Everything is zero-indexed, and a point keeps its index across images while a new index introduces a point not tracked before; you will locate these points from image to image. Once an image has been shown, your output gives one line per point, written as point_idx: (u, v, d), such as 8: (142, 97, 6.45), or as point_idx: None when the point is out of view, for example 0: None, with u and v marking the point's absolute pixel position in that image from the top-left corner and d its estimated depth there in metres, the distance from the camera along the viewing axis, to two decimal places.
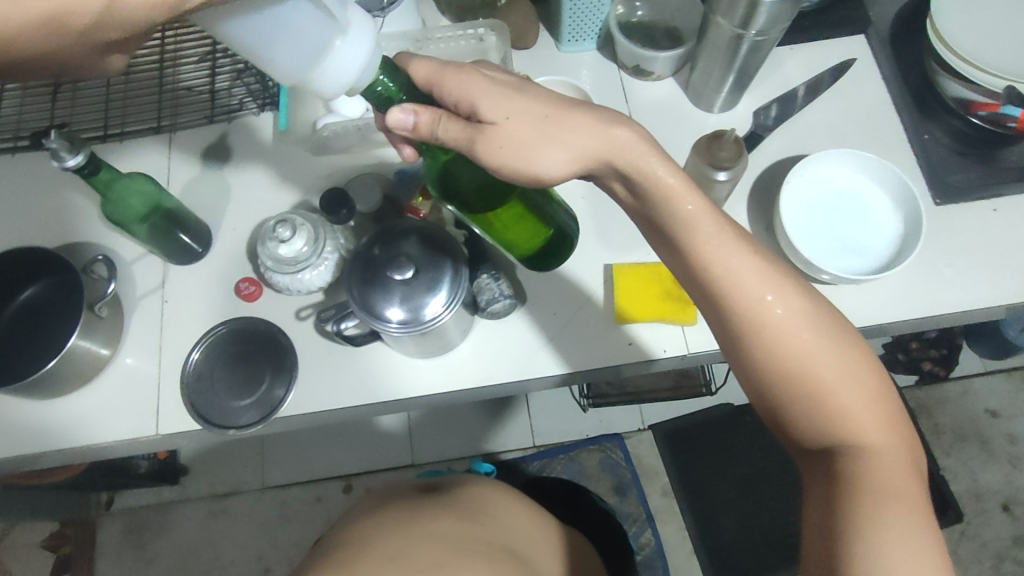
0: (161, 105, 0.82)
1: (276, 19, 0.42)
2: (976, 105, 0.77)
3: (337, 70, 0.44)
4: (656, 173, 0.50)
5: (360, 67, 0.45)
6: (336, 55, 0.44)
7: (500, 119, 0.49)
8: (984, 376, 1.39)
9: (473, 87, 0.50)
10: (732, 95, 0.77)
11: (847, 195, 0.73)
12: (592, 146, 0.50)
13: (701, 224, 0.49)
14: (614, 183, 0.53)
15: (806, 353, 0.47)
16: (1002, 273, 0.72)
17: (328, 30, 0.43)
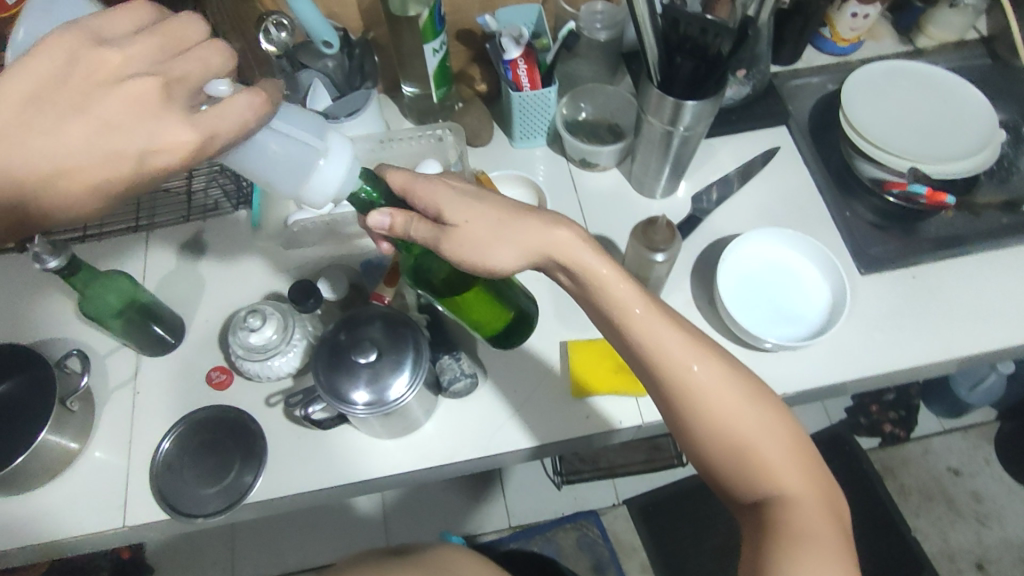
0: (139, 206, 0.87)
1: (267, 150, 0.50)
2: (888, 184, 0.86)
3: (321, 187, 0.50)
4: (592, 265, 0.55)
5: (341, 181, 0.51)
6: (314, 174, 0.49)
7: (460, 223, 0.54)
8: (943, 435, 1.43)
9: (442, 195, 0.55)
10: (670, 182, 0.85)
11: (779, 268, 0.80)
12: (531, 245, 0.55)
13: (633, 303, 0.54)
14: (558, 274, 0.58)
15: (730, 415, 0.52)
16: (925, 334, 0.78)
17: (307, 154, 0.49)
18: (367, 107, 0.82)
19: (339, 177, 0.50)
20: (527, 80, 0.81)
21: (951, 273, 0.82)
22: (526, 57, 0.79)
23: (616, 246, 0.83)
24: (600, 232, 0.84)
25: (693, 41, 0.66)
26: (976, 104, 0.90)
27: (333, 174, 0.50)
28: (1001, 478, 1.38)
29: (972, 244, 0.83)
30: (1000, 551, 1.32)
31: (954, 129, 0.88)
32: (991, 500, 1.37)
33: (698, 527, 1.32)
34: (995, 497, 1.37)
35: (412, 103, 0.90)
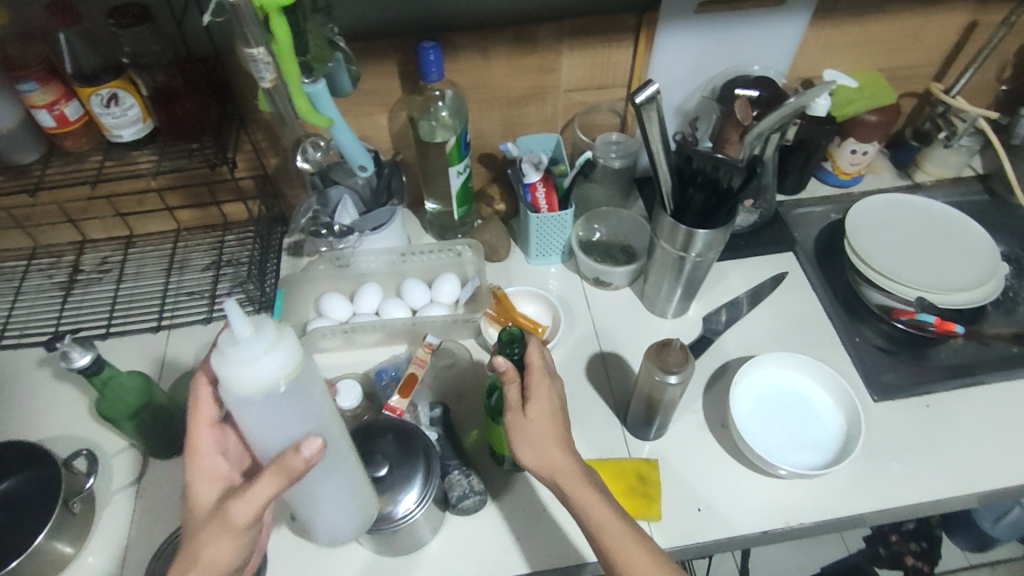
0: (163, 305, 0.89)
1: (267, 438, 0.52)
2: (896, 311, 0.88)
3: (255, 387, 0.47)
4: (586, 496, 0.57)
5: (249, 339, 0.46)
6: (250, 387, 0.47)
7: (528, 416, 0.59)
8: (969, 571, 1.37)
9: (547, 396, 0.61)
10: (682, 302, 0.87)
11: (793, 393, 0.80)
12: (549, 466, 0.58)
13: (621, 532, 0.57)
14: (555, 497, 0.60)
15: None
16: (945, 466, 0.76)
17: (241, 405, 0.48)
18: (391, 222, 0.87)
19: (246, 335, 0.46)
20: (545, 202, 0.86)
21: (965, 403, 0.82)
22: (544, 181, 0.85)
23: (629, 364, 0.84)
24: (612, 350, 0.85)
25: (706, 175, 0.72)
26: (978, 238, 0.93)
27: (235, 337, 0.46)
28: None
29: (983, 374, 0.83)
30: None
31: (958, 261, 0.91)
32: None
33: None
34: None
35: (434, 219, 0.95)
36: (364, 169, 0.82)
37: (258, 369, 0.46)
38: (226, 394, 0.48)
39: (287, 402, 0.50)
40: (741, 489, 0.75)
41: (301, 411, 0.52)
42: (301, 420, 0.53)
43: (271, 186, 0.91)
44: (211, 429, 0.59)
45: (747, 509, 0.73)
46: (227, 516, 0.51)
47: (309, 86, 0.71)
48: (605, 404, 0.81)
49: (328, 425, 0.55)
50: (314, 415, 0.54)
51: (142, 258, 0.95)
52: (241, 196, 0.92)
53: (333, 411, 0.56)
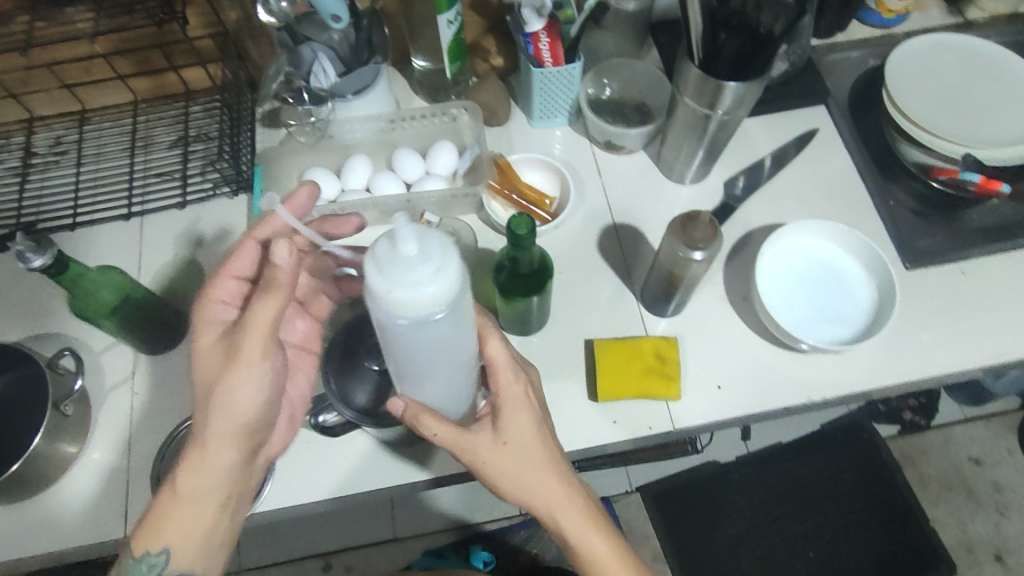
0: (131, 189, 0.81)
1: (418, 346, 0.49)
2: (935, 170, 0.80)
3: (416, 302, 0.42)
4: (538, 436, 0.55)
5: (413, 259, 0.41)
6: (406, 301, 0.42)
7: (500, 443, 0.54)
8: (965, 423, 1.40)
9: (521, 395, 0.55)
10: (703, 167, 0.79)
11: (821, 264, 0.74)
12: (515, 485, 0.54)
13: (572, 521, 0.55)
14: (481, 434, 0.54)
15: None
16: (976, 334, 0.73)
17: (389, 319, 0.45)
18: (373, 85, 0.77)
19: (410, 253, 0.41)
20: (549, 55, 0.74)
21: (1001, 268, 0.77)
22: (548, 29, 0.72)
23: (646, 237, 0.78)
24: (627, 221, 0.79)
25: (740, 16, 0.61)
26: None
27: (408, 258, 0.41)
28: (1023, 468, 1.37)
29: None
30: (1019, 543, 1.31)
31: (1008, 111, 0.82)
32: (1012, 490, 1.35)
33: (711, 517, 1.32)
34: (1015, 488, 1.35)
35: (423, 79, 0.84)
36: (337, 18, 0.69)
37: (418, 291, 0.42)
38: (380, 310, 0.45)
39: (433, 325, 0.46)
40: (765, 365, 0.71)
41: (452, 328, 0.48)
42: (449, 338, 0.49)
43: (232, 44, 0.80)
44: (272, 310, 0.53)
45: (771, 385, 0.70)
46: (231, 431, 0.54)
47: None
48: (620, 279, 0.76)
49: (461, 349, 0.52)
50: (448, 341, 0.50)
51: (101, 134, 0.84)
52: (200, 59, 0.81)
53: (471, 330, 0.52)
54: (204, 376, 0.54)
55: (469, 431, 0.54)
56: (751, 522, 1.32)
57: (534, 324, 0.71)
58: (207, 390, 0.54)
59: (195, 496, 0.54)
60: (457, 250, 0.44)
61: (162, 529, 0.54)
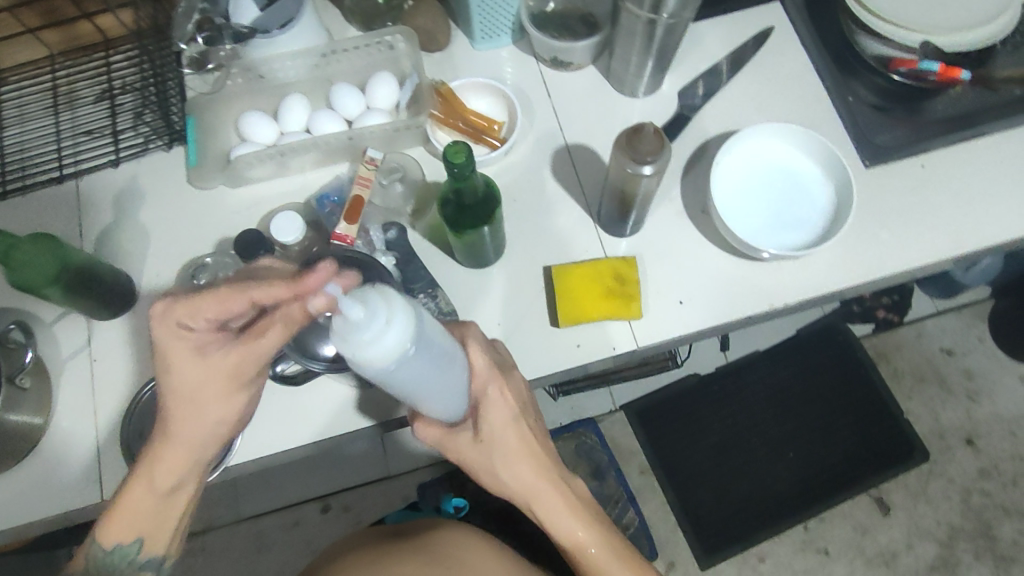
0: (61, 150, 0.77)
1: (420, 388, 0.51)
2: (894, 61, 0.77)
3: (381, 353, 0.44)
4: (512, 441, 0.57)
5: (362, 320, 0.43)
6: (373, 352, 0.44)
7: (478, 443, 0.57)
8: (937, 316, 1.43)
9: (501, 400, 0.57)
10: (655, 77, 0.76)
11: (778, 169, 0.73)
12: (494, 481, 0.58)
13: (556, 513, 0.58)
14: (460, 433, 0.58)
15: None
16: (936, 227, 0.72)
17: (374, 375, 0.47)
18: (300, 15, 0.73)
19: (358, 316, 0.43)
20: None
21: (961, 157, 0.76)
22: None
23: (601, 157, 0.76)
24: (580, 141, 0.76)
25: None
26: None
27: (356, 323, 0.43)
28: (993, 354, 1.40)
29: (985, 124, 0.76)
30: (990, 425, 1.36)
31: None
32: (982, 376, 1.39)
33: (694, 427, 1.35)
34: (986, 374, 1.39)
35: (355, 5, 0.79)
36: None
37: (376, 343, 0.44)
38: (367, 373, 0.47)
39: (398, 377, 0.47)
40: (726, 276, 0.71)
41: (434, 363, 0.49)
42: (437, 370, 0.50)
43: None
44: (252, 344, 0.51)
45: (733, 296, 0.70)
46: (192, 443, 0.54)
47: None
48: (576, 202, 0.74)
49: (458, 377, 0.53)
50: (443, 369, 0.51)
51: (20, 95, 0.79)
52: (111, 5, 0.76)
53: (456, 351, 0.53)
54: (193, 388, 0.52)
55: (452, 431, 0.58)
56: (733, 428, 1.35)
57: (491, 255, 0.70)
58: (192, 403, 0.52)
59: (168, 494, 0.55)
60: (406, 304, 0.46)
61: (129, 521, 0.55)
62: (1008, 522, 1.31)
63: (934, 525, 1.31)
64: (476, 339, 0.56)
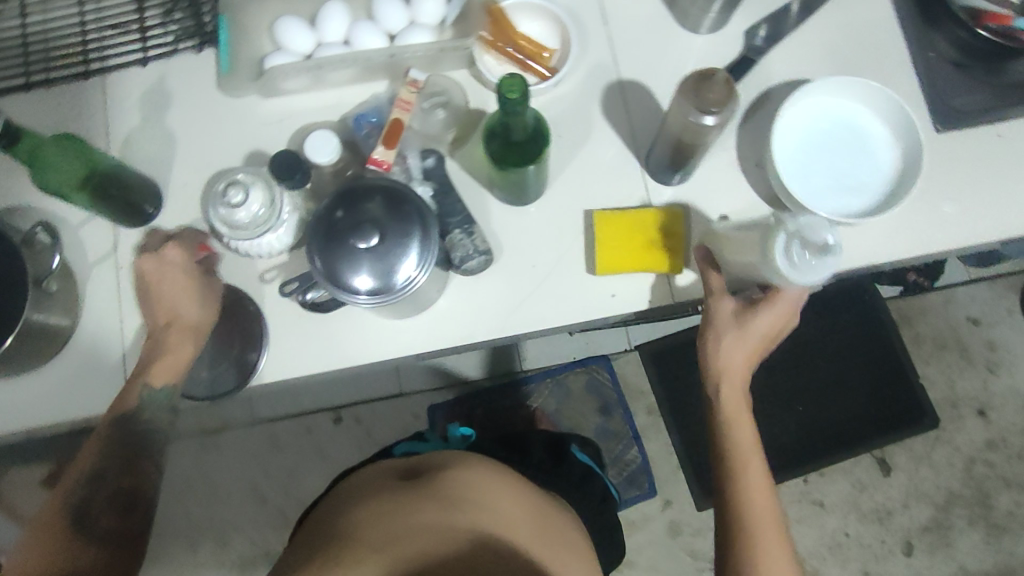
0: (85, 44, 0.73)
1: (736, 266, 0.64)
2: (987, 16, 0.70)
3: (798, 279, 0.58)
4: (761, 330, 0.63)
5: (809, 265, 0.57)
6: (794, 276, 0.58)
7: (739, 327, 0.63)
8: (969, 285, 1.39)
9: (765, 327, 0.63)
10: (723, 13, 0.70)
11: (845, 127, 0.68)
12: (724, 356, 0.65)
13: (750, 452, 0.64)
14: (728, 305, 0.64)
15: (761, 521, 0.62)
16: (1003, 204, 0.68)
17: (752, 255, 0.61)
18: None
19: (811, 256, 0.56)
20: None
21: None
22: None
23: (654, 96, 0.71)
24: (634, 77, 0.71)
25: None
26: None
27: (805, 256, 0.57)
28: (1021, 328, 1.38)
29: None
30: (1004, 399, 1.36)
31: None
32: (1005, 349, 1.37)
33: None
34: (1009, 346, 1.38)
35: None
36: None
37: (810, 286, 0.59)
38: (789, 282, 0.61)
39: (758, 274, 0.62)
40: None
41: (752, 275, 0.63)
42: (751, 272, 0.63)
43: None
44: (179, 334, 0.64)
45: None
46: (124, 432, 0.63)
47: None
48: (624, 143, 0.70)
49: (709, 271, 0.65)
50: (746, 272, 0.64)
51: None
52: None
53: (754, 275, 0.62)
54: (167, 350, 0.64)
55: (719, 297, 0.64)
56: (749, 378, 1.35)
57: (534, 192, 0.67)
58: (175, 359, 0.64)
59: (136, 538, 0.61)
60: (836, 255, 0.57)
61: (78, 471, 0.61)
62: (1006, 493, 1.33)
63: (932, 489, 1.34)
64: (801, 282, 0.60)
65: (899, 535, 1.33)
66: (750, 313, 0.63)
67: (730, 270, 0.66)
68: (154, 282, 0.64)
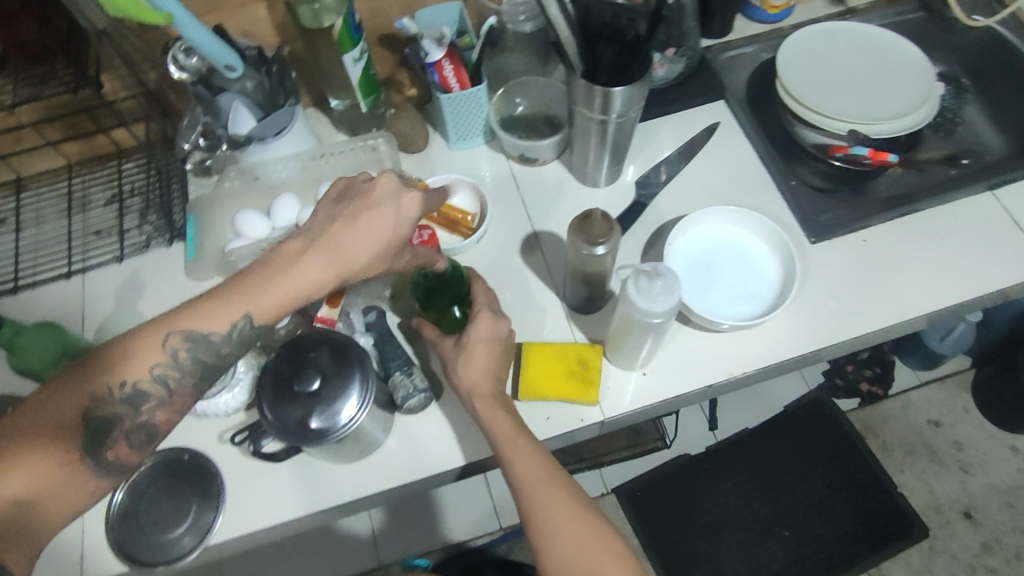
0: (71, 249, 0.84)
1: (633, 339, 0.69)
2: (832, 149, 0.86)
3: (645, 308, 0.60)
4: (476, 349, 0.66)
5: (650, 289, 0.60)
6: (636, 302, 0.61)
7: (458, 349, 0.67)
8: (920, 388, 1.45)
9: (481, 336, 0.67)
10: (612, 169, 0.83)
11: (729, 247, 0.79)
12: (470, 386, 0.65)
13: (575, 567, 0.55)
14: (444, 342, 0.69)
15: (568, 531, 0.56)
16: (881, 297, 0.77)
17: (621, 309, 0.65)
18: (292, 125, 0.81)
19: (649, 283, 0.60)
20: (455, 80, 0.79)
21: (901, 233, 0.82)
22: (450, 57, 0.77)
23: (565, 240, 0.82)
24: (546, 228, 0.83)
25: (611, 28, 0.64)
26: (908, 59, 0.90)
27: (647, 288, 0.60)
28: (981, 425, 1.41)
29: (920, 201, 0.82)
30: (986, 498, 1.35)
31: (893, 88, 0.88)
32: (972, 447, 1.40)
33: (685, 506, 1.35)
34: (976, 445, 1.40)
35: (342, 115, 0.87)
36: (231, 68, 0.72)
37: (665, 314, 0.61)
38: (657, 328, 0.65)
39: (652, 327, 0.63)
40: (687, 350, 0.75)
41: (648, 336, 0.66)
42: (647, 343, 0.69)
43: (157, 103, 0.84)
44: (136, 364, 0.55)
45: (694, 367, 0.74)
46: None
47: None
48: (544, 282, 0.79)
49: (635, 339, 0.68)
50: (649, 341, 0.68)
51: (37, 200, 0.87)
52: (125, 118, 0.84)
53: (645, 334, 0.66)
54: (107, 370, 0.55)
55: (441, 338, 0.69)
56: (726, 507, 1.34)
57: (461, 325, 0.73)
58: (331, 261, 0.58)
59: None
60: (670, 274, 0.61)
61: (218, 313, 0.56)
62: None
63: None
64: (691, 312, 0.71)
65: None
66: (465, 342, 0.67)
67: (633, 349, 0.70)
68: (358, 208, 0.59)
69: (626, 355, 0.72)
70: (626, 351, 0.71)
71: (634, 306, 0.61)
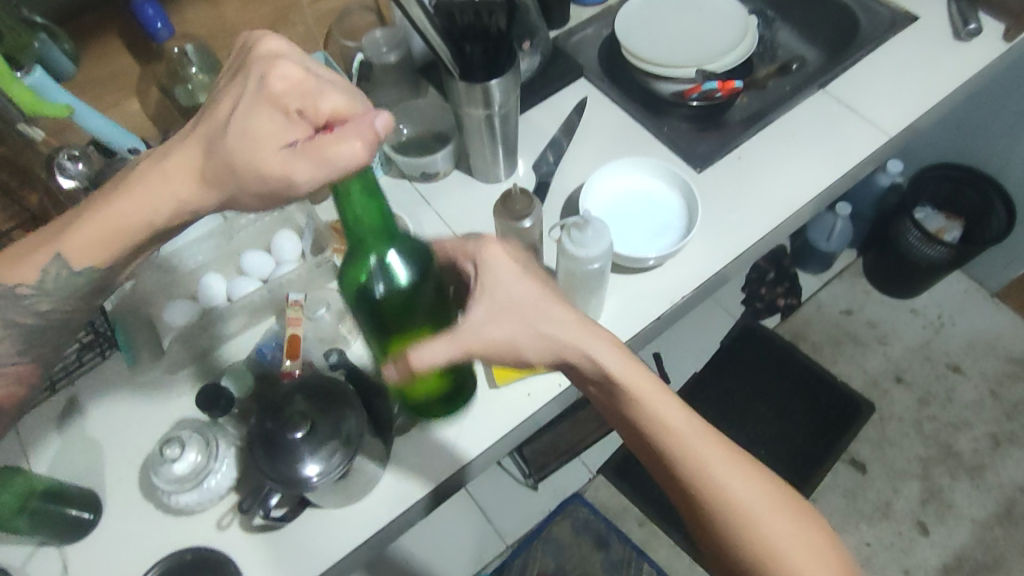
0: None
1: (581, 296, 0.74)
2: (687, 92, 0.96)
3: (587, 256, 0.66)
4: (510, 287, 0.61)
5: (587, 237, 0.66)
6: (576, 254, 0.66)
7: (497, 305, 0.60)
8: (825, 287, 1.61)
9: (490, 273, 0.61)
10: (509, 160, 0.89)
11: (633, 194, 0.87)
12: (533, 339, 0.60)
13: (764, 532, 0.57)
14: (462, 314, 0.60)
15: (737, 494, 0.58)
16: (769, 199, 0.87)
17: (563, 269, 0.70)
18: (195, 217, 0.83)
19: (584, 232, 0.66)
20: None
21: (765, 143, 0.93)
22: None
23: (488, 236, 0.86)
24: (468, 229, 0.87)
25: (474, 27, 0.70)
26: (720, 5, 1.03)
27: (584, 238, 0.66)
28: (883, 301, 1.58)
29: (771, 114, 0.94)
30: (908, 360, 1.51)
31: (715, 29, 1.01)
32: (883, 322, 1.56)
33: None
34: (885, 318, 1.56)
35: None
36: (133, 149, 0.74)
37: (604, 258, 0.67)
38: (600, 277, 0.70)
39: (596, 275, 0.69)
40: (628, 294, 0.81)
41: (593, 288, 0.72)
42: (595, 297, 0.74)
43: None
44: None
45: (638, 307, 0.80)
46: None
47: (26, 79, 0.64)
48: None
49: (582, 295, 0.73)
50: (596, 295, 0.74)
51: None
52: None
53: (593, 287, 0.72)
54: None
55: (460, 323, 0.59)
56: None
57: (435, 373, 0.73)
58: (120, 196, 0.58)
59: None
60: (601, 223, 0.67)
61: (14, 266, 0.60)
62: (963, 434, 1.43)
63: (908, 464, 1.41)
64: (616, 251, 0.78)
65: (910, 519, 1.35)
66: (488, 282, 0.61)
67: (583, 307, 0.76)
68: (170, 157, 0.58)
69: (578, 313, 0.77)
70: (577, 311, 0.77)
71: (577, 259, 0.66)
